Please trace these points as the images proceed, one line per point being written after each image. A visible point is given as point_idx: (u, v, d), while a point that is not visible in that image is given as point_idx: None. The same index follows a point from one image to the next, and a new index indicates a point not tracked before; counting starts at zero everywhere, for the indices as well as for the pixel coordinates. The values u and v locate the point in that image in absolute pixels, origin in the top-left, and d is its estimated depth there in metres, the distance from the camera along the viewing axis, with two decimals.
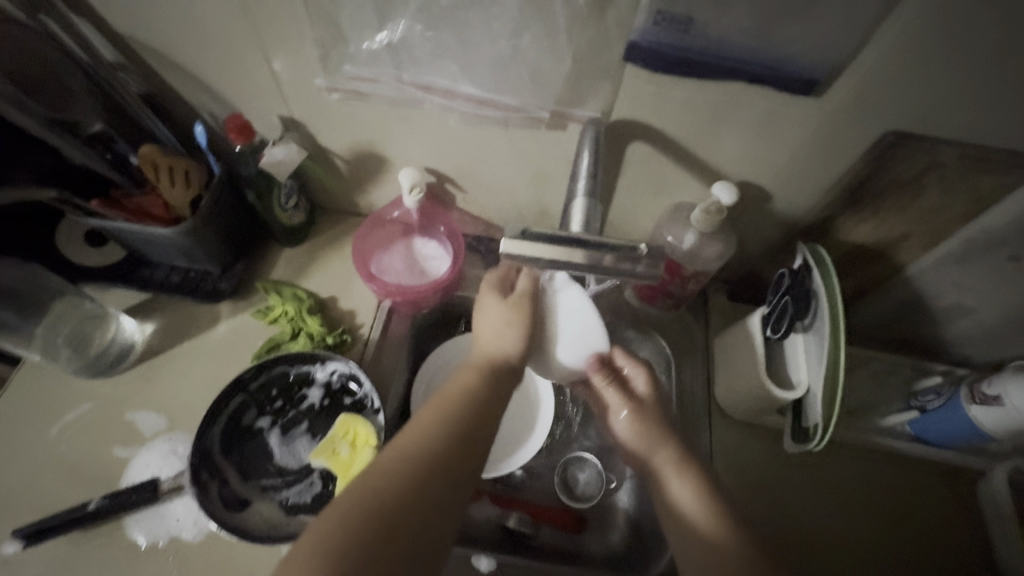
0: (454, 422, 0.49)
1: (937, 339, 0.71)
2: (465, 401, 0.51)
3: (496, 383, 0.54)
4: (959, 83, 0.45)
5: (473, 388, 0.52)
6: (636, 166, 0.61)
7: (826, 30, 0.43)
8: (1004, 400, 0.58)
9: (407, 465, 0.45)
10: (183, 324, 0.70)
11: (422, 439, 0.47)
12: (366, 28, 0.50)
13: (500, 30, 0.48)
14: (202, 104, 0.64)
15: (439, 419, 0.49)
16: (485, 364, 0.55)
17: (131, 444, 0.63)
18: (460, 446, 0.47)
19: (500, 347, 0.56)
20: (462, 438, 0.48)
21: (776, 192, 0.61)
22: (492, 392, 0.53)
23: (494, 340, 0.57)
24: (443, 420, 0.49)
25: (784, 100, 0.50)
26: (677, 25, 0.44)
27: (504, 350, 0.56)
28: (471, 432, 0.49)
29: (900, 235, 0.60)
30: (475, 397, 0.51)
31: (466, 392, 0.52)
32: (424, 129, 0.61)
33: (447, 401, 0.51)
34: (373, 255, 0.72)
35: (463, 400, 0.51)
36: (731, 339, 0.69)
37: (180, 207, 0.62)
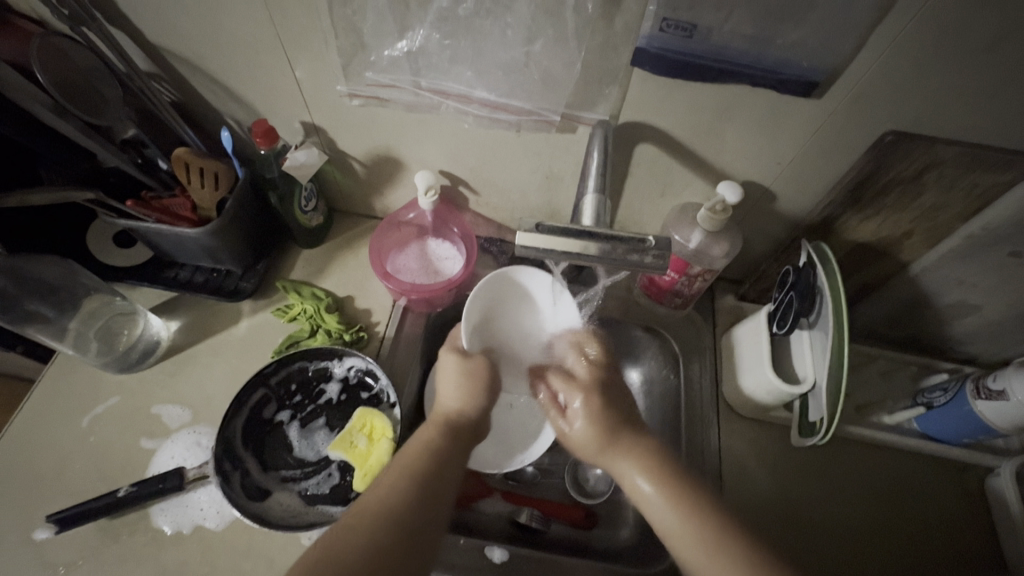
0: (418, 473, 0.50)
1: (943, 337, 0.72)
2: (428, 456, 0.51)
3: (455, 437, 0.54)
4: (953, 83, 0.47)
5: (435, 444, 0.52)
6: (644, 166, 0.63)
7: (824, 35, 0.45)
8: (1008, 394, 0.59)
9: (379, 516, 0.46)
10: (207, 321, 0.73)
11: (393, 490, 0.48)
12: (386, 36, 0.53)
13: (513, 37, 0.51)
14: (228, 111, 0.68)
15: (402, 474, 0.49)
16: (442, 421, 0.56)
17: (157, 435, 0.65)
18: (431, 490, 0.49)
19: (456, 406, 0.57)
20: (429, 486, 0.49)
21: (780, 192, 0.63)
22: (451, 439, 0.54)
23: (450, 399, 0.57)
24: (406, 473, 0.50)
25: (786, 101, 0.52)
26: (682, 31, 0.47)
27: (460, 407, 0.57)
28: (433, 477, 0.50)
29: (903, 233, 0.61)
30: (433, 450, 0.52)
31: (427, 449, 0.52)
32: (439, 133, 0.63)
33: (409, 457, 0.51)
34: (389, 256, 0.74)
35: (424, 452, 0.52)
36: (738, 337, 0.70)
37: (208, 208, 0.65)
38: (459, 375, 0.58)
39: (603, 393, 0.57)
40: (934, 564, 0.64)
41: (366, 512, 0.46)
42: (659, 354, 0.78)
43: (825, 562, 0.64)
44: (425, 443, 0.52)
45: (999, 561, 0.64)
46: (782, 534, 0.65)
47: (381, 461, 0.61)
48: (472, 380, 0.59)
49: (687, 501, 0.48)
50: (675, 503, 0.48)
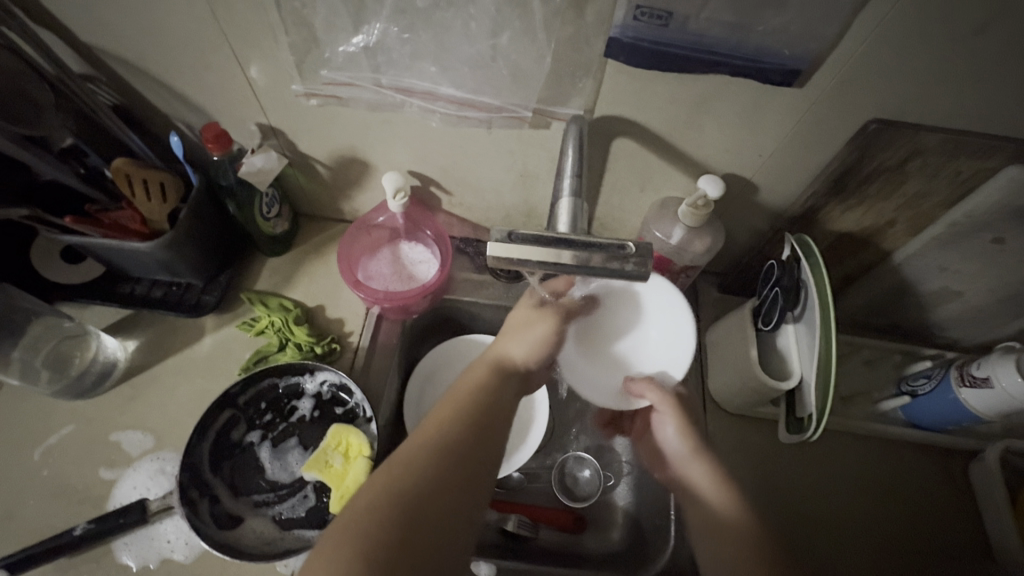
0: (464, 412, 0.50)
1: (925, 323, 0.72)
2: (477, 396, 0.52)
3: (505, 377, 0.55)
4: (937, 70, 0.45)
5: (482, 386, 0.53)
6: (622, 160, 0.60)
7: (804, 21, 0.43)
8: (992, 381, 0.59)
9: (428, 457, 0.46)
10: (167, 339, 0.69)
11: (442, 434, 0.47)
12: (341, 31, 0.49)
13: (477, 29, 0.47)
14: (176, 114, 0.63)
15: (443, 421, 0.49)
16: (495, 361, 0.56)
17: (118, 465, 0.61)
18: (463, 443, 0.47)
19: (518, 353, 0.57)
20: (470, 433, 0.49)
21: (762, 184, 0.61)
22: (485, 412, 0.51)
23: (506, 342, 0.58)
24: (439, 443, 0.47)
25: (766, 91, 0.49)
26: (657, 20, 0.44)
27: (515, 353, 0.57)
28: (475, 443, 0.48)
29: (886, 222, 0.60)
30: (487, 386, 0.53)
31: (475, 389, 0.53)
32: (405, 132, 0.60)
33: (459, 397, 0.52)
34: (360, 262, 0.71)
35: (462, 401, 0.51)
36: (724, 333, 0.69)
37: (159, 220, 0.61)
38: (529, 332, 0.58)
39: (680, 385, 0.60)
40: (921, 550, 0.64)
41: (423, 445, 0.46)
42: None
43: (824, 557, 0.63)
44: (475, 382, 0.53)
45: (983, 542, 0.64)
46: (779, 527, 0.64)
47: (357, 480, 0.58)
48: (550, 343, 0.58)
49: (731, 489, 0.52)
50: (717, 487, 0.53)
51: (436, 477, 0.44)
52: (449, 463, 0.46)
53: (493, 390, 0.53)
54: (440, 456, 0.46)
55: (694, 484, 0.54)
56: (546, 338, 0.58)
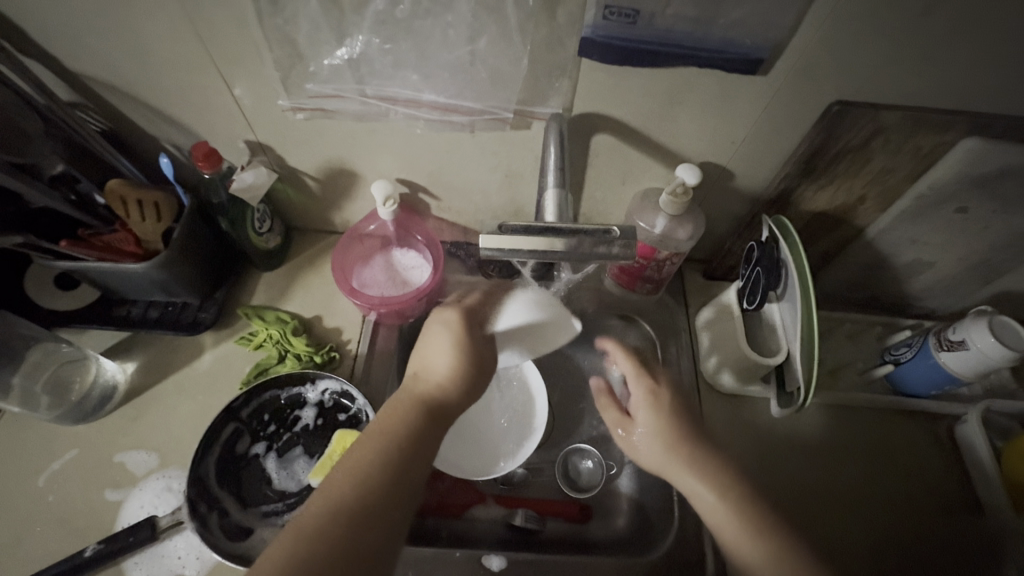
0: (384, 442, 0.46)
1: (903, 294, 0.75)
2: (397, 434, 0.47)
3: (432, 415, 0.49)
4: (889, 50, 0.48)
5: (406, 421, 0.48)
6: (602, 155, 0.63)
7: (762, 11, 0.46)
8: (968, 344, 0.62)
9: (347, 501, 0.43)
10: (165, 359, 0.69)
11: (361, 475, 0.44)
12: (324, 45, 0.51)
13: (455, 36, 0.49)
14: (165, 136, 0.64)
15: (364, 460, 0.45)
16: (419, 399, 0.50)
17: (124, 485, 0.61)
18: (384, 485, 0.44)
19: (440, 383, 0.51)
20: (393, 468, 0.45)
21: (738, 170, 0.64)
22: (405, 452, 0.46)
23: (432, 373, 0.51)
24: (343, 496, 0.43)
25: (733, 80, 0.52)
26: (625, 18, 0.46)
27: (444, 387, 0.51)
28: (397, 485, 0.45)
29: (857, 199, 0.63)
30: (404, 424, 0.48)
31: (397, 424, 0.48)
32: (391, 139, 0.61)
33: (378, 431, 0.48)
34: (354, 271, 0.72)
35: (385, 436, 0.47)
36: (711, 317, 0.71)
37: (153, 240, 0.62)
38: (450, 346, 0.53)
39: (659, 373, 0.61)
40: (914, 510, 0.66)
41: (341, 490, 0.43)
42: (638, 341, 0.78)
43: (834, 530, 0.65)
44: (394, 417, 0.48)
45: (972, 498, 0.67)
46: (784, 501, 0.66)
47: None
48: (467, 369, 0.52)
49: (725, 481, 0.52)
50: (706, 476, 0.52)
51: (353, 524, 0.42)
52: (362, 518, 0.42)
53: (414, 432, 0.48)
54: (352, 505, 0.43)
55: (687, 482, 0.53)
56: (459, 365, 0.52)
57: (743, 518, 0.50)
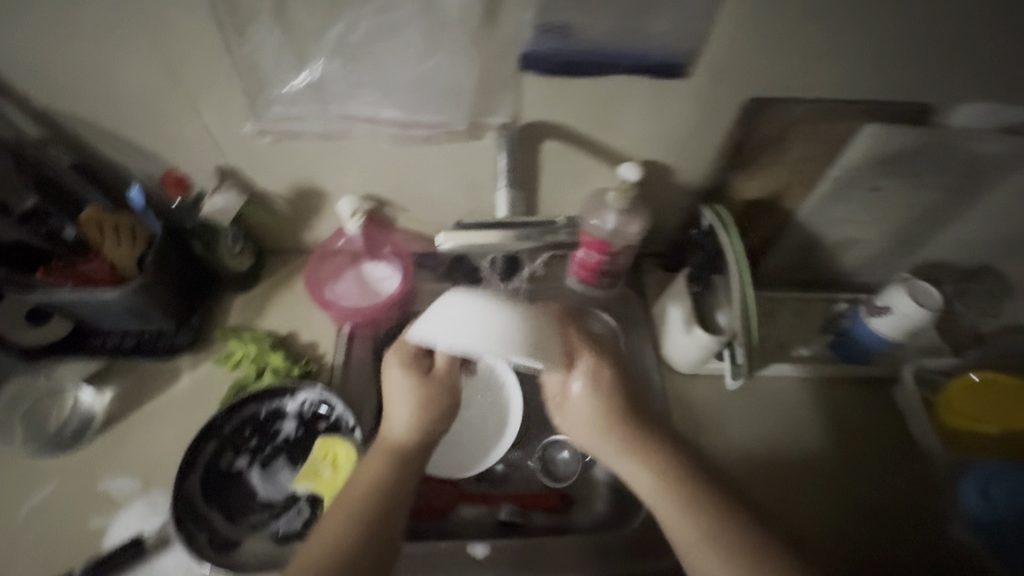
0: (363, 497, 0.53)
1: (838, 270, 0.82)
2: (372, 489, 0.54)
3: (401, 464, 0.56)
4: (789, 50, 0.55)
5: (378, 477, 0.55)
6: (553, 160, 0.68)
7: (675, 22, 0.52)
8: (892, 308, 0.69)
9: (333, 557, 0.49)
10: (143, 385, 0.70)
11: (343, 534, 0.51)
12: (286, 71, 0.55)
13: (407, 57, 0.54)
14: (135, 167, 0.67)
15: (345, 519, 0.52)
16: (387, 448, 0.57)
17: (108, 510, 0.62)
18: (367, 538, 0.51)
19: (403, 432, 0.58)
20: (371, 520, 0.52)
21: (677, 166, 0.70)
22: (383, 504, 0.53)
23: (391, 419, 0.59)
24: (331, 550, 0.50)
25: (660, 84, 0.58)
26: (558, 33, 0.52)
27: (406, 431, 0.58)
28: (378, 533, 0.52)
29: (784, 185, 0.70)
30: (379, 479, 0.55)
31: (371, 482, 0.55)
32: (355, 157, 0.66)
33: (354, 491, 0.54)
34: (328, 285, 0.76)
35: (363, 492, 0.54)
36: (667, 303, 0.77)
37: (128, 266, 0.63)
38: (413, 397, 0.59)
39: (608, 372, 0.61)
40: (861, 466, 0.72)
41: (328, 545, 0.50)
42: None
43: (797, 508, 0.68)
44: (367, 476, 0.55)
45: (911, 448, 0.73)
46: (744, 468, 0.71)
47: None
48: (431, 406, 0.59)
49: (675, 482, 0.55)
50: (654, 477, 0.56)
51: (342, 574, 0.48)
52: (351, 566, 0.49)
53: (386, 483, 0.55)
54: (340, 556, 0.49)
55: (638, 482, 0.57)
56: (419, 413, 0.59)
57: (709, 533, 0.52)
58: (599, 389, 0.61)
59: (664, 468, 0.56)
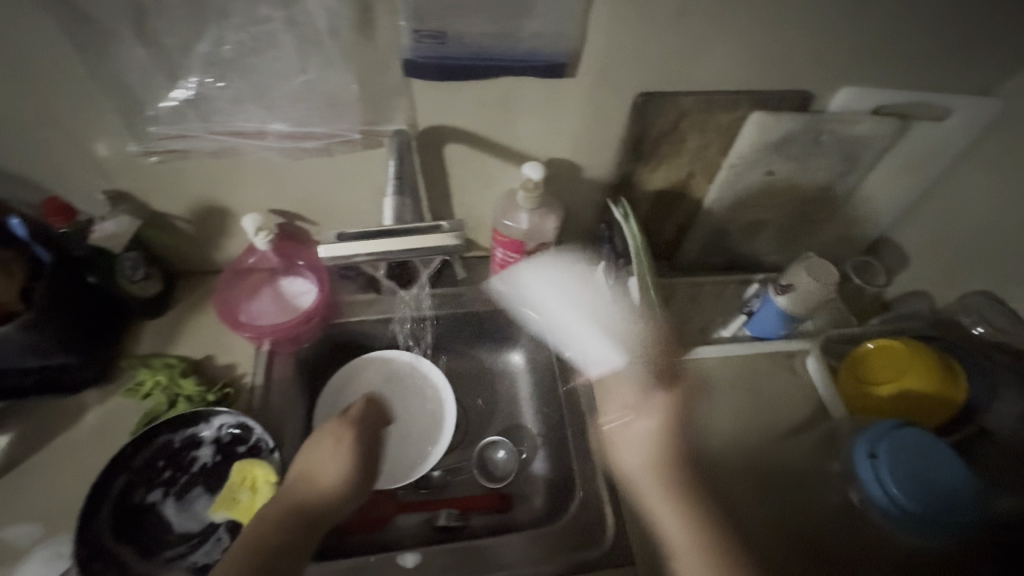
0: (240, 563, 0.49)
1: (749, 253, 0.86)
2: (254, 550, 0.51)
3: (294, 521, 0.53)
4: (664, 46, 0.57)
5: (263, 539, 0.51)
6: (459, 164, 0.68)
7: (550, 22, 0.53)
8: (794, 285, 0.73)
9: None
10: (45, 425, 0.67)
11: None
12: (160, 88, 0.53)
13: (287, 69, 0.53)
14: (15, 197, 0.63)
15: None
16: (284, 504, 0.54)
17: (6, 562, 0.58)
18: None
19: (312, 491, 0.55)
20: None
21: (582, 162, 0.71)
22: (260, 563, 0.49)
23: (300, 474, 0.57)
24: None
25: (549, 83, 0.59)
26: (435, 39, 0.52)
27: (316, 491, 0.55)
28: None
29: (686, 174, 0.72)
30: (262, 538, 0.51)
31: (253, 544, 0.51)
32: (254, 172, 0.64)
33: (236, 554, 0.50)
34: (241, 306, 0.74)
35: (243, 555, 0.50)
36: (588, 297, 0.78)
37: (13, 301, 0.59)
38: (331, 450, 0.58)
39: (662, 409, 0.64)
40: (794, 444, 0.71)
41: None
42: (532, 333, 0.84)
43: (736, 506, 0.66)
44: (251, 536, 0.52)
45: None
46: None
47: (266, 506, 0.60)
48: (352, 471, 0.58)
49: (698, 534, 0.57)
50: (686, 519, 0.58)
51: None
52: None
53: (270, 544, 0.51)
54: None
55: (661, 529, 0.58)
56: (340, 474, 0.57)
57: None
58: (670, 426, 0.63)
59: (692, 530, 0.57)
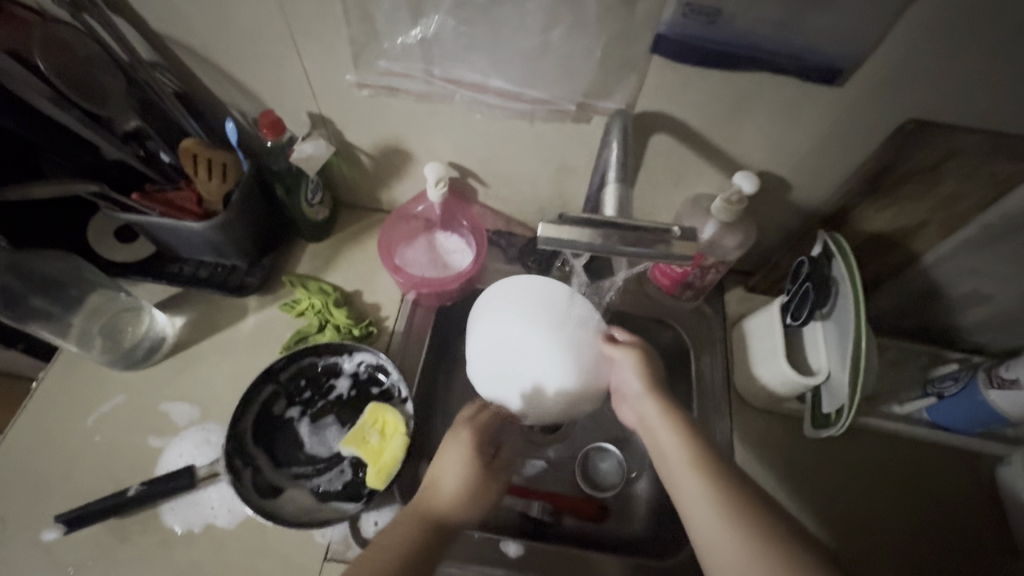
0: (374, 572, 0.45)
1: (952, 327, 0.73)
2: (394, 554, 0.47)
3: (425, 528, 0.49)
4: (970, 71, 0.47)
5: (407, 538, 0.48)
6: (659, 156, 0.62)
7: (846, 21, 0.45)
8: (1021, 383, 0.59)
9: None
10: (213, 318, 0.72)
11: None
12: (400, 23, 0.52)
13: (531, 24, 0.50)
14: (233, 102, 0.66)
15: None
16: (418, 511, 0.51)
17: (166, 433, 0.64)
18: None
19: (442, 497, 0.52)
20: None
21: (796, 183, 0.63)
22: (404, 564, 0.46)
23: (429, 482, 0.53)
24: None
25: (806, 89, 0.51)
26: (705, 17, 0.46)
27: (444, 499, 0.52)
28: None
29: (919, 224, 0.61)
30: (400, 546, 0.47)
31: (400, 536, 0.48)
32: (451, 123, 0.62)
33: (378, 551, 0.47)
34: (397, 249, 0.74)
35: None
36: (749, 330, 0.71)
37: (214, 201, 0.64)
38: (457, 461, 0.54)
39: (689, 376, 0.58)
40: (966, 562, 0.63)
41: None
42: (672, 349, 0.78)
43: None
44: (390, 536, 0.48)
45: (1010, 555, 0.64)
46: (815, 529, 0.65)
47: (395, 457, 0.60)
48: (475, 486, 0.54)
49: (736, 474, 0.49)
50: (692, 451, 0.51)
51: None
52: None
53: (406, 549, 0.47)
54: None
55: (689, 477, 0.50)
56: (466, 486, 0.53)
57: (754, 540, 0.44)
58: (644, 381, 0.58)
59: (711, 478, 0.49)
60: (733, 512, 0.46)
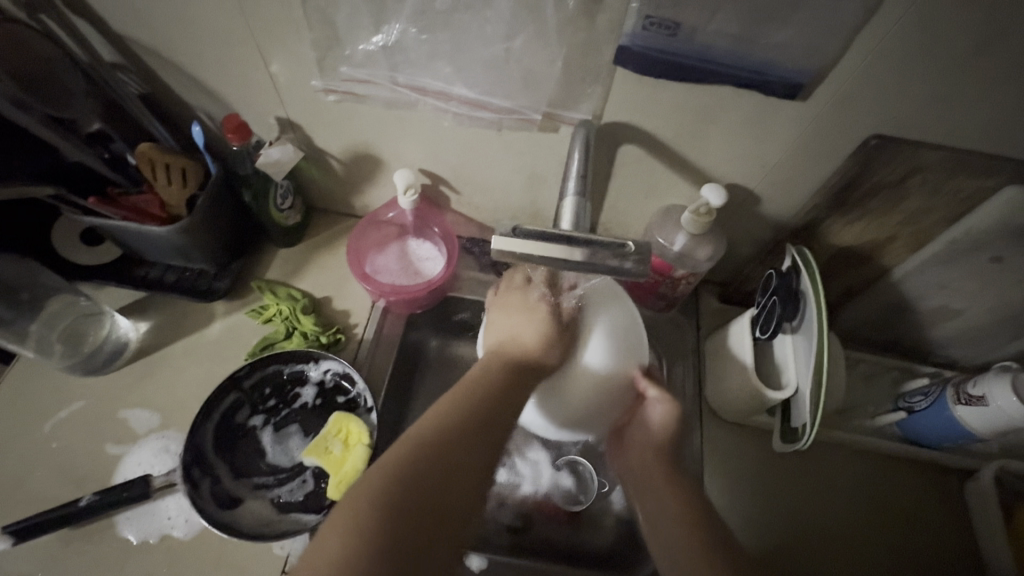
0: (459, 418, 0.47)
1: (925, 341, 0.72)
2: (478, 398, 0.49)
3: (515, 373, 0.52)
4: (931, 88, 0.47)
5: (491, 380, 0.51)
6: (629, 167, 0.62)
7: (805, 36, 0.45)
8: (987, 399, 0.58)
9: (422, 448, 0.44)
10: (178, 323, 0.71)
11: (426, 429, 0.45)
12: (361, 30, 0.52)
13: (493, 33, 0.50)
14: (200, 105, 0.65)
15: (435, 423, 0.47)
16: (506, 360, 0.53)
17: (124, 441, 0.63)
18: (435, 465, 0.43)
19: (531, 350, 0.54)
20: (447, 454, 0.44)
21: (766, 195, 0.62)
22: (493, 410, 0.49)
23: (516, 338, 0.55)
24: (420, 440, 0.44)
25: (770, 103, 0.51)
26: (665, 29, 0.46)
27: (534, 355, 0.54)
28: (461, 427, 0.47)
29: (888, 237, 0.60)
30: (485, 388, 0.50)
31: (482, 381, 0.51)
32: (419, 130, 0.62)
33: (463, 390, 0.50)
34: (368, 256, 0.73)
35: (453, 421, 0.47)
36: (720, 343, 0.70)
37: (176, 206, 0.62)
38: (542, 322, 0.56)
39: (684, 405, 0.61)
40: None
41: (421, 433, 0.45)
42: None
43: None
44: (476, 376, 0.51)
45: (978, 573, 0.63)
46: (782, 546, 0.64)
47: (356, 468, 0.59)
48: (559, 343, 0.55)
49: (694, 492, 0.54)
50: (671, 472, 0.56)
51: (435, 475, 0.42)
52: (430, 456, 0.43)
53: (495, 391, 0.50)
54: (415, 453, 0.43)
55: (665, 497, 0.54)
56: (551, 337, 0.55)
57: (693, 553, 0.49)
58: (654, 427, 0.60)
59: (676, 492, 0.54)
60: (692, 523, 0.51)
